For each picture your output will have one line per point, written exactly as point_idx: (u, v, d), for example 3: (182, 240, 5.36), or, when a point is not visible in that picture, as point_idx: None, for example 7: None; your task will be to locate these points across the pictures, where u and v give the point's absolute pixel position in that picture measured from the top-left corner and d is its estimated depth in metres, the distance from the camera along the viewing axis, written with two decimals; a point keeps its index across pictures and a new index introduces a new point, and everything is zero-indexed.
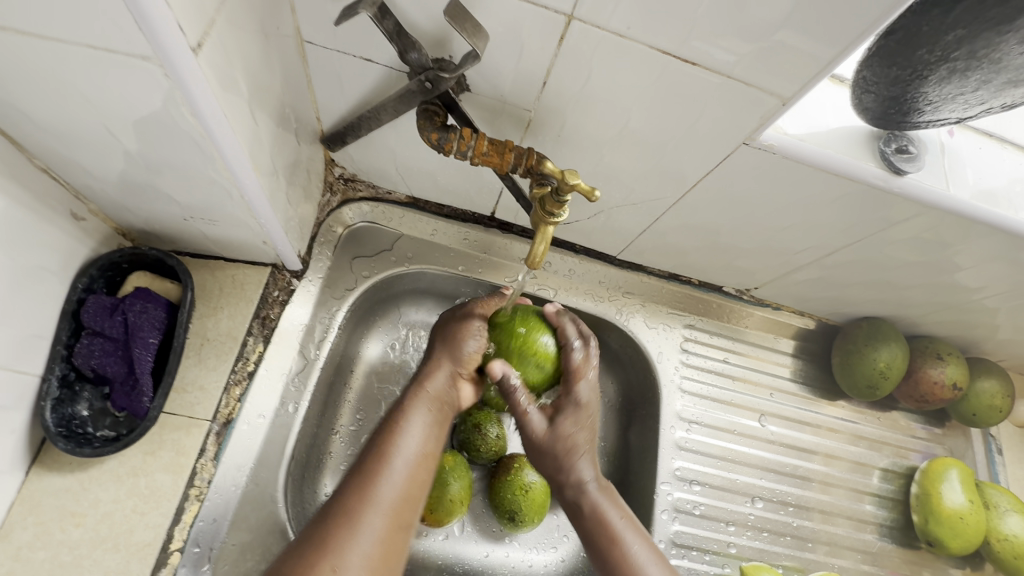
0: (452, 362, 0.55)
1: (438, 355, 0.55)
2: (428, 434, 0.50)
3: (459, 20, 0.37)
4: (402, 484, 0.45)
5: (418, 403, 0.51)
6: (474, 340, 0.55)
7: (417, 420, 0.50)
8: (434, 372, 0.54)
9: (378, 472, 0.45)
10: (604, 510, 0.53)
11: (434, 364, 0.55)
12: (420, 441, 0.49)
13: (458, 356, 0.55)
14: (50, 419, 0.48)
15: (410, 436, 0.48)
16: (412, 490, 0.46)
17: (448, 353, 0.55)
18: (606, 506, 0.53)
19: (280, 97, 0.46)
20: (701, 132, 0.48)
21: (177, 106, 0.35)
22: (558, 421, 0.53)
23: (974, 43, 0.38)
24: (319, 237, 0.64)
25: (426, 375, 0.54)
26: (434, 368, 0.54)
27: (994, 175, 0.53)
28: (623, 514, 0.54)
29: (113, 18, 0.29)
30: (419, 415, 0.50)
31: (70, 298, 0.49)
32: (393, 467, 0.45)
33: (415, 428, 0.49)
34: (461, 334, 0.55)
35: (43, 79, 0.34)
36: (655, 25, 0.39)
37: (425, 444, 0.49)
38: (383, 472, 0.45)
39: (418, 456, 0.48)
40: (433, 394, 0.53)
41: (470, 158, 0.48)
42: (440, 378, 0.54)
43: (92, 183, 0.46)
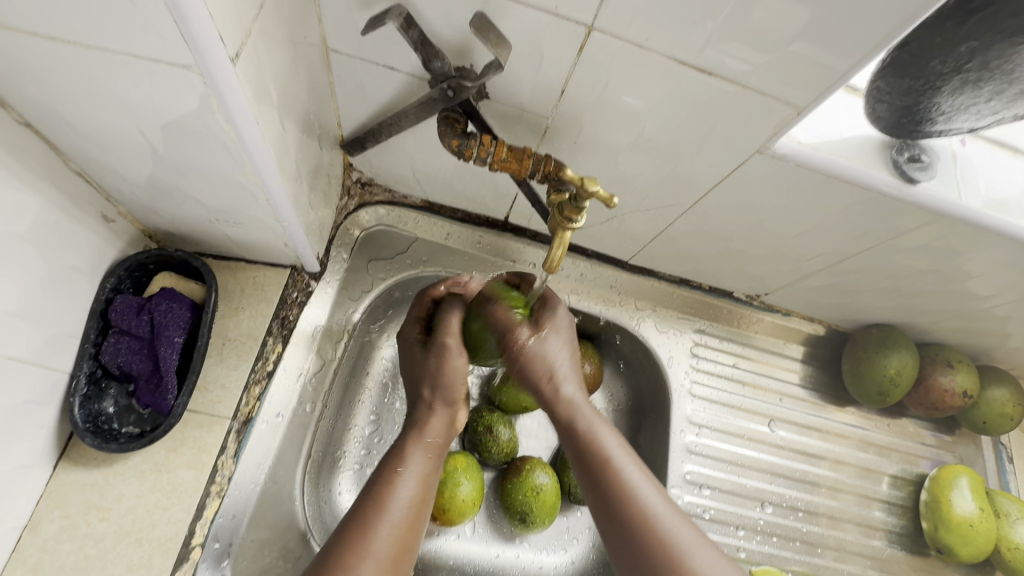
0: (443, 399, 0.55)
1: (428, 397, 0.54)
2: (425, 480, 0.50)
3: (484, 31, 0.39)
4: (397, 533, 0.45)
5: (414, 448, 0.51)
6: (457, 369, 0.55)
7: (414, 466, 0.50)
8: (427, 411, 0.54)
9: (375, 522, 0.45)
10: (596, 433, 0.51)
11: (426, 405, 0.54)
12: (415, 487, 0.49)
13: (445, 391, 0.55)
14: (78, 415, 0.49)
15: (407, 484, 0.48)
16: (407, 536, 0.46)
17: (436, 391, 0.55)
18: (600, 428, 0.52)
19: (305, 103, 0.47)
20: (717, 140, 0.49)
21: (212, 113, 0.36)
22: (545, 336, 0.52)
23: (986, 55, 0.39)
24: (336, 240, 0.65)
25: (420, 417, 0.53)
26: (426, 409, 0.54)
27: (1005, 184, 0.54)
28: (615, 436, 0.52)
29: (156, 29, 0.30)
30: (415, 460, 0.50)
31: (99, 297, 0.51)
32: (388, 517, 0.45)
33: (412, 474, 0.49)
34: (445, 367, 0.54)
35: (83, 86, 0.36)
36: (672, 35, 0.40)
37: (421, 490, 0.49)
38: (380, 522, 0.45)
39: (416, 505, 0.48)
40: (429, 439, 0.52)
41: (489, 164, 0.49)
42: (435, 422, 0.54)
43: (121, 186, 0.48)
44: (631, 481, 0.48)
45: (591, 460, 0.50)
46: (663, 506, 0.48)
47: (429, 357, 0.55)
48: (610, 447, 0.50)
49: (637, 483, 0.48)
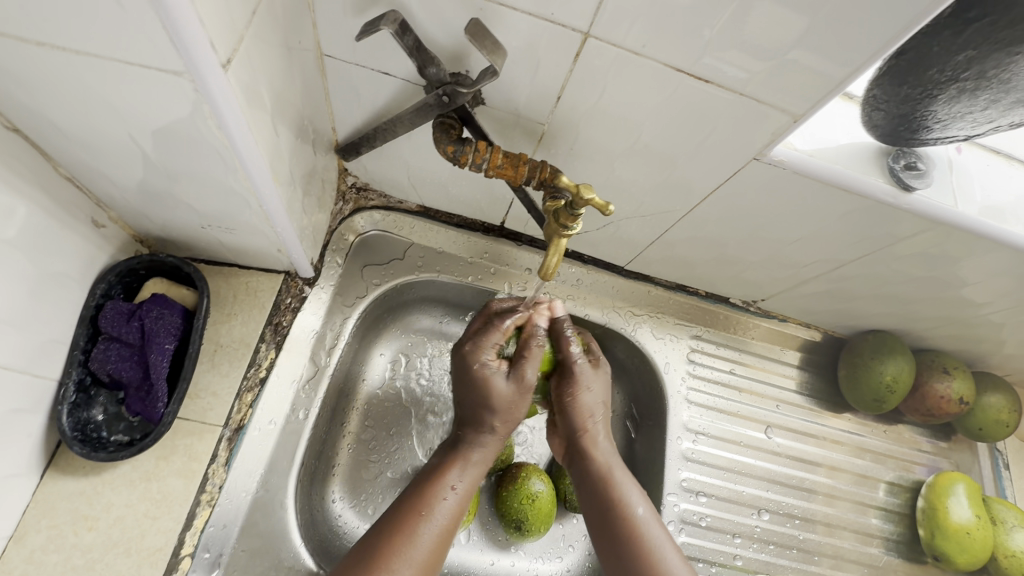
0: (506, 427, 0.53)
1: (493, 421, 0.52)
2: (469, 495, 0.50)
3: (480, 38, 0.39)
4: (437, 539, 0.46)
5: (466, 465, 0.51)
6: (526, 405, 0.53)
7: (462, 481, 0.50)
8: (486, 432, 0.53)
9: (419, 528, 0.45)
10: (621, 495, 0.52)
11: (488, 429, 0.52)
12: (460, 500, 0.49)
13: (511, 423, 0.53)
14: (66, 423, 0.48)
15: (453, 496, 0.48)
16: (444, 545, 0.46)
17: (504, 420, 0.52)
18: (624, 486, 0.53)
19: (299, 108, 0.47)
20: (713, 147, 0.49)
21: (204, 119, 0.35)
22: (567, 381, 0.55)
23: (984, 64, 0.39)
24: (331, 245, 0.65)
25: (476, 434, 0.53)
26: (485, 430, 0.52)
27: (1001, 192, 0.54)
28: (640, 496, 0.53)
29: (146, 33, 0.29)
30: (466, 474, 0.50)
31: (89, 303, 0.50)
32: (432, 523, 0.46)
33: (460, 488, 0.49)
34: (520, 403, 0.52)
35: (71, 91, 0.35)
36: (670, 43, 0.40)
37: (463, 504, 0.49)
38: (424, 528, 0.45)
39: (459, 517, 0.48)
40: (479, 458, 0.52)
41: (484, 171, 0.48)
42: (493, 441, 0.53)
43: (113, 191, 0.47)
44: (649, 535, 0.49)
45: (610, 520, 0.51)
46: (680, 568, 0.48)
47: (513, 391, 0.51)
48: (633, 508, 0.51)
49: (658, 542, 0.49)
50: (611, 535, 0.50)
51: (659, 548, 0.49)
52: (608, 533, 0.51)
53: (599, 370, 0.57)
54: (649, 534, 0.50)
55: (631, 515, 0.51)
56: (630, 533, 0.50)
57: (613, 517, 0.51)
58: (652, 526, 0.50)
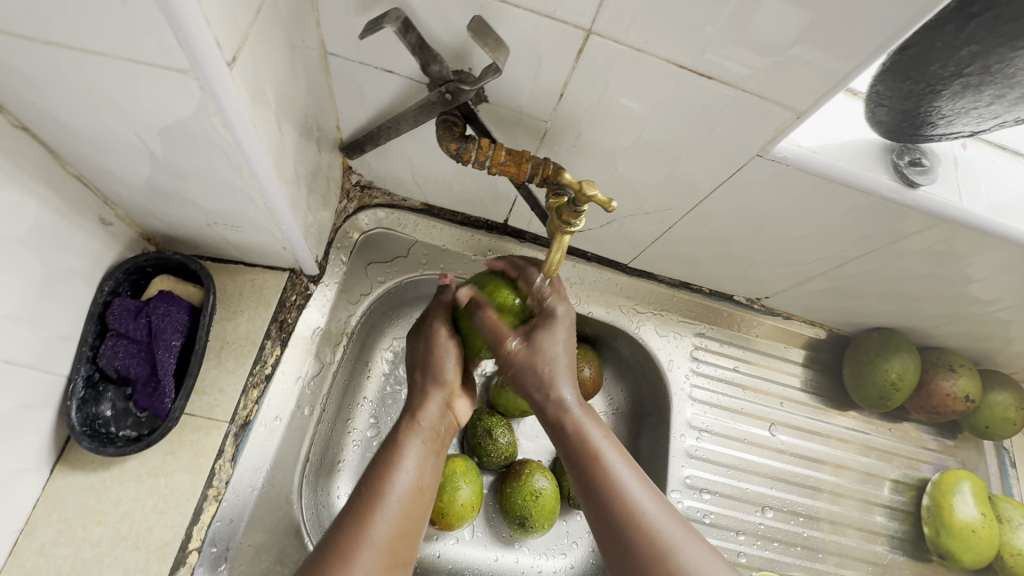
0: (439, 388, 0.56)
1: (421, 382, 0.56)
2: (422, 466, 0.50)
3: (481, 35, 0.39)
4: (396, 520, 0.45)
5: (412, 434, 0.52)
6: (450, 355, 0.56)
7: (411, 452, 0.50)
8: (422, 399, 0.55)
9: (373, 511, 0.45)
10: (590, 440, 0.51)
11: (420, 392, 0.56)
12: (413, 474, 0.49)
13: (439, 377, 0.56)
14: (75, 418, 0.49)
15: (404, 471, 0.48)
16: (408, 520, 0.46)
17: (428, 374, 0.56)
18: (591, 431, 0.51)
19: (303, 106, 0.47)
20: (716, 144, 0.49)
21: (209, 117, 0.36)
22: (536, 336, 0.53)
23: (988, 59, 0.39)
24: (335, 242, 0.65)
25: (414, 403, 0.55)
26: (421, 396, 0.55)
27: (1008, 188, 0.53)
28: (608, 438, 0.51)
29: (152, 32, 0.30)
30: (411, 448, 0.51)
31: (97, 300, 0.51)
32: (386, 505, 0.45)
33: (410, 460, 0.49)
34: (438, 355, 0.56)
35: (78, 90, 0.35)
36: (672, 40, 0.40)
37: (419, 478, 0.49)
38: (379, 511, 0.45)
39: (415, 492, 0.48)
40: (425, 424, 0.53)
41: (487, 168, 0.49)
42: (430, 408, 0.55)
43: (120, 189, 0.48)
44: (618, 476, 0.48)
45: (581, 467, 0.49)
46: (652, 501, 0.47)
47: (420, 341, 0.57)
48: (601, 450, 0.50)
49: (629, 484, 0.48)
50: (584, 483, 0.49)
51: (627, 483, 0.48)
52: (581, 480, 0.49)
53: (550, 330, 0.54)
54: (619, 472, 0.48)
55: (601, 457, 0.49)
56: (598, 474, 0.48)
57: (584, 465, 0.49)
58: (620, 465, 0.49)
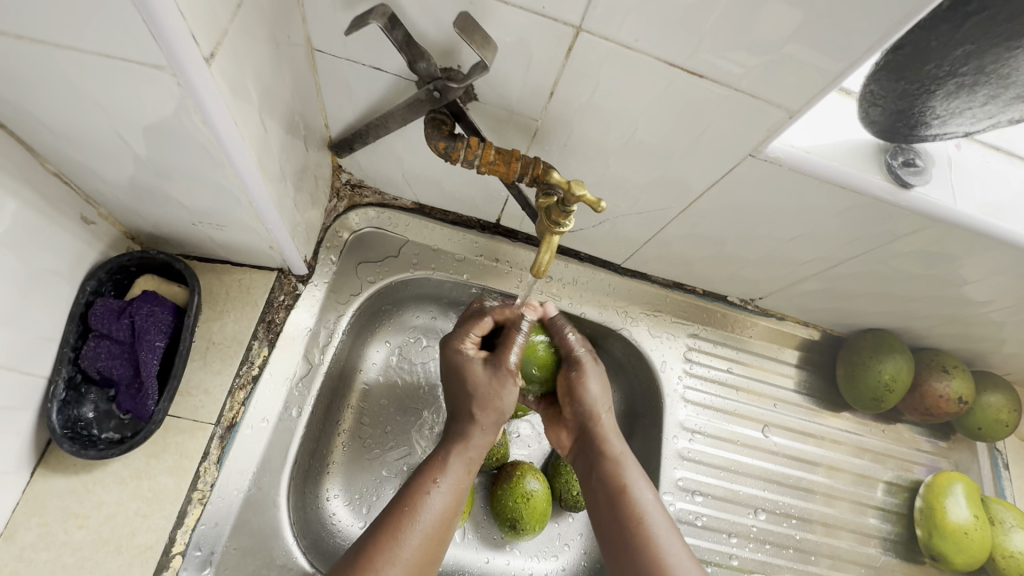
0: (492, 421, 0.53)
1: (477, 412, 0.53)
2: (459, 491, 0.50)
3: (468, 33, 0.38)
4: (429, 539, 0.46)
5: (454, 457, 0.51)
6: (513, 394, 0.53)
7: (450, 478, 0.50)
8: (472, 427, 0.53)
9: (407, 527, 0.45)
10: (627, 479, 0.53)
11: (471, 419, 0.52)
12: (449, 498, 0.49)
13: (494, 413, 0.53)
14: (56, 420, 0.48)
15: (441, 493, 0.48)
16: (436, 542, 0.47)
17: (487, 410, 0.53)
18: (632, 472, 0.54)
19: (289, 104, 0.46)
20: (708, 143, 0.48)
21: (189, 115, 0.35)
22: (593, 378, 0.57)
23: (982, 59, 0.38)
24: (325, 242, 0.64)
25: (462, 430, 0.53)
26: (471, 422, 0.52)
27: (1002, 189, 0.53)
28: (648, 486, 0.54)
29: (126, 27, 0.29)
30: (453, 469, 0.50)
31: (79, 300, 0.50)
32: (420, 525, 0.46)
33: (447, 484, 0.49)
34: (501, 392, 0.52)
35: (56, 87, 0.35)
36: (662, 38, 0.39)
37: (454, 502, 0.49)
38: (414, 527, 0.46)
39: (447, 515, 0.48)
40: (470, 452, 0.52)
41: (476, 167, 0.48)
42: (478, 436, 0.53)
43: (102, 187, 0.47)
44: (653, 527, 0.50)
45: (617, 503, 0.52)
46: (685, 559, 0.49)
47: (491, 381, 0.52)
48: (642, 497, 0.52)
49: (663, 538, 0.50)
50: (624, 528, 0.51)
51: (658, 532, 0.50)
52: (619, 524, 0.51)
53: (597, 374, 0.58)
54: (653, 521, 0.51)
55: (636, 500, 0.52)
56: (633, 521, 0.51)
57: (619, 503, 0.52)
58: (655, 511, 0.52)
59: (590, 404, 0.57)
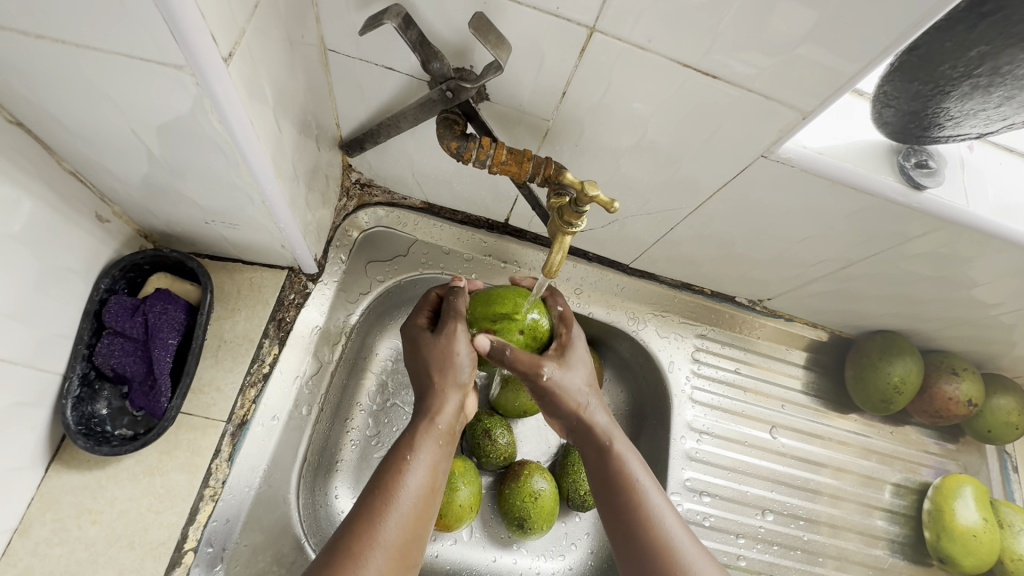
0: (453, 382, 0.52)
1: (437, 382, 0.52)
2: (436, 468, 0.48)
3: (483, 33, 0.38)
4: (407, 523, 0.44)
5: (424, 432, 0.49)
6: (467, 351, 0.53)
7: (424, 454, 0.47)
8: (439, 397, 0.51)
9: (384, 513, 0.43)
10: (624, 460, 0.50)
11: (436, 389, 0.51)
12: (424, 476, 0.47)
13: (454, 374, 0.52)
14: (70, 417, 0.48)
15: (416, 473, 0.46)
16: (419, 521, 0.45)
17: (446, 374, 0.52)
18: (626, 455, 0.51)
19: (302, 103, 0.46)
20: (720, 144, 0.48)
21: (206, 114, 0.35)
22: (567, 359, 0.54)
23: (997, 60, 0.38)
24: (335, 241, 0.65)
25: (429, 402, 0.51)
26: (433, 392, 0.51)
27: (1014, 191, 0.53)
28: (641, 462, 0.51)
29: (147, 27, 0.29)
30: (425, 447, 0.48)
31: (93, 298, 0.50)
32: (397, 508, 0.44)
33: (421, 462, 0.47)
34: (452, 348, 0.52)
35: (73, 85, 0.35)
36: (677, 38, 0.39)
37: (431, 478, 0.47)
38: (390, 512, 0.43)
39: (426, 493, 0.46)
40: (441, 425, 0.50)
41: (488, 167, 0.48)
42: (447, 406, 0.51)
43: (117, 186, 0.47)
44: (651, 505, 0.47)
45: (613, 488, 0.49)
46: (686, 537, 0.46)
47: (438, 340, 0.52)
48: (635, 475, 0.49)
49: (662, 514, 0.47)
50: (619, 507, 0.48)
51: (662, 517, 0.47)
52: (614, 504, 0.49)
53: (576, 352, 0.55)
54: (652, 501, 0.48)
55: (633, 481, 0.49)
56: (631, 500, 0.48)
57: (615, 489, 0.49)
58: (654, 493, 0.49)
59: (569, 400, 0.53)
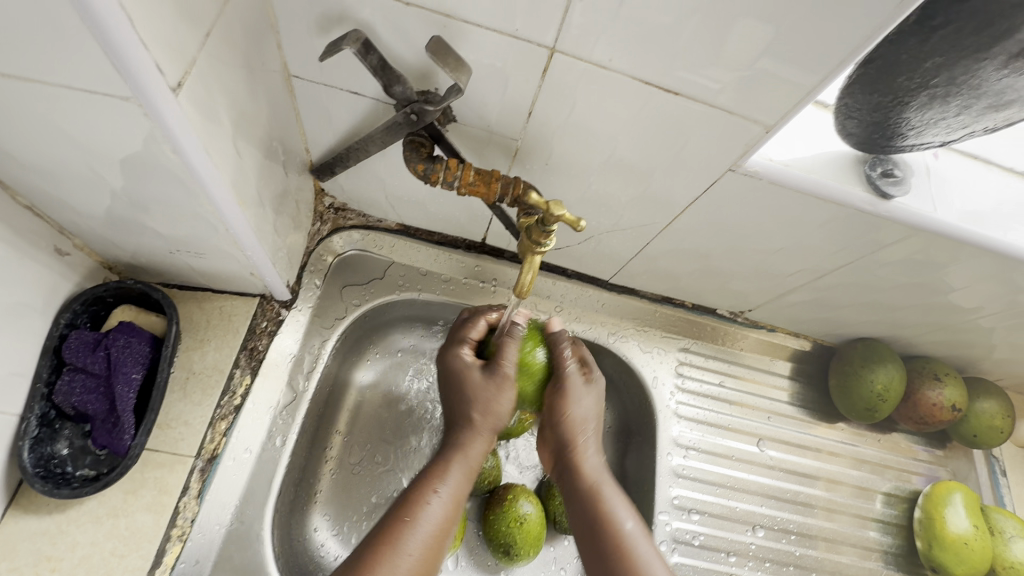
0: (492, 422, 0.51)
1: (477, 420, 0.50)
2: (456, 503, 0.47)
3: (442, 56, 0.38)
4: (422, 556, 0.43)
5: (453, 465, 0.48)
6: (512, 397, 0.51)
7: (449, 486, 0.47)
8: (473, 434, 0.50)
9: (401, 539, 0.43)
10: (612, 512, 0.49)
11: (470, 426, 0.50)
12: (447, 508, 0.46)
13: (496, 417, 0.51)
14: (27, 459, 0.46)
15: (438, 504, 0.46)
16: (435, 553, 0.44)
17: (486, 417, 0.50)
18: (612, 498, 0.50)
19: (266, 129, 0.46)
20: (688, 160, 0.48)
21: (159, 145, 0.35)
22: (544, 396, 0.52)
23: (953, 71, 0.39)
24: (308, 266, 0.64)
25: (464, 438, 0.50)
26: (468, 427, 0.50)
27: (979, 197, 0.53)
28: (629, 512, 0.49)
29: (90, 60, 0.29)
30: (452, 479, 0.48)
31: (52, 334, 0.49)
32: (415, 538, 0.43)
33: (446, 493, 0.47)
34: (499, 395, 0.50)
35: (23, 123, 0.34)
36: (636, 58, 0.40)
37: (452, 515, 0.46)
38: (406, 542, 0.43)
39: (446, 526, 0.45)
40: (469, 462, 0.49)
41: (457, 188, 0.48)
42: (479, 442, 0.50)
43: (76, 219, 0.46)
44: (639, 558, 0.46)
45: (599, 536, 0.48)
46: None
47: (489, 384, 0.50)
48: (622, 522, 0.48)
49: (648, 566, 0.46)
50: (602, 551, 0.47)
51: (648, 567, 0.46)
52: (597, 549, 0.47)
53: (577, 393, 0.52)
54: (638, 554, 0.46)
55: (619, 529, 0.48)
56: (615, 545, 0.47)
57: (600, 532, 0.48)
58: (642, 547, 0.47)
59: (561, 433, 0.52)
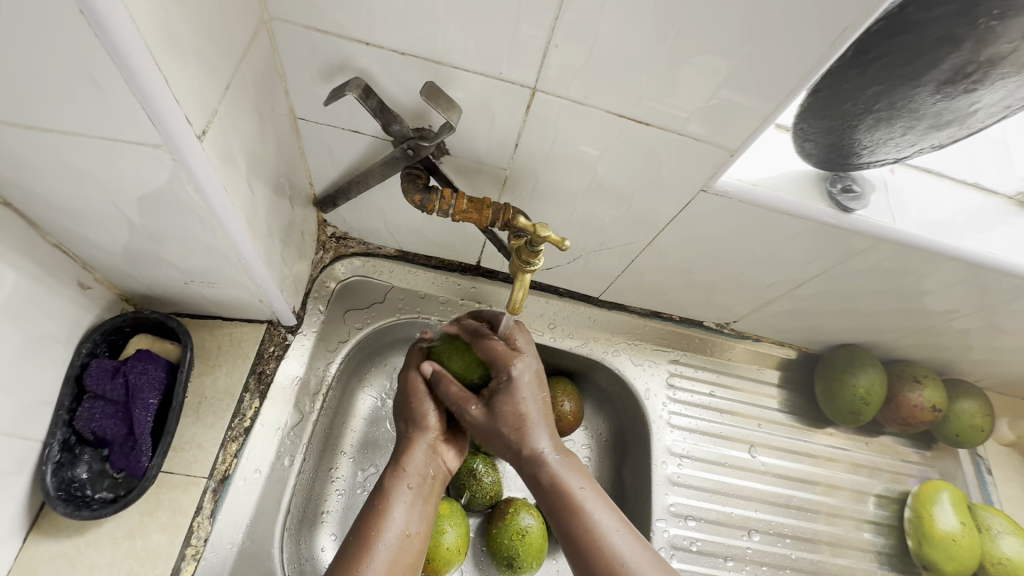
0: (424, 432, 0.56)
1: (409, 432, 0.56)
2: (412, 512, 0.51)
3: (435, 98, 0.42)
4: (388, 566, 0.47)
5: (398, 483, 0.52)
6: (432, 404, 0.56)
7: (399, 501, 0.51)
8: (409, 445, 0.55)
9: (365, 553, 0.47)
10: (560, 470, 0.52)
11: (406, 441, 0.55)
12: (402, 519, 0.50)
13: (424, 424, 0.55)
14: (50, 482, 0.49)
15: (394, 517, 0.50)
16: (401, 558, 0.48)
17: (415, 427, 0.56)
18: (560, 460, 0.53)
19: (275, 167, 0.50)
20: (663, 182, 0.53)
21: (182, 184, 0.38)
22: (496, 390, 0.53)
23: (892, 97, 0.44)
24: (313, 292, 0.67)
25: (399, 450, 0.55)
26: (407, 443, 0.55)
27: (935, 207, 0.58)
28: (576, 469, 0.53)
29: (127, 114, 0.33)
30: (400, 493, 0.52)
31: (74, 362, 0.52)
32: (376, 551, 0.47)
33: (398, 506, 0.51)
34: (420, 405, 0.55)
35: (60, 169, 0.38)
36: (610, 93, 0.44)
37: (409, 524, 0.51)
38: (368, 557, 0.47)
39: (404, 534, 0.50)
40: (412, 470, 0.53)
41: (451, 216, 0.52)
42: (417, 451, 0.55)
43: (99, 254, 0.49)
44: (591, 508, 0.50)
45: (552, 497, 0.52)
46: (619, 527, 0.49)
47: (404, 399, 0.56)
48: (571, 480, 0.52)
49: (598, 511, 0.50)
50: (559, 511, 0.51)
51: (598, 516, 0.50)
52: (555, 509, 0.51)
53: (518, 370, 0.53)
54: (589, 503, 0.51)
55: (569, 486, 0.51)
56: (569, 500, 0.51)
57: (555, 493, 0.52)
58: (590, 496, 0.51)
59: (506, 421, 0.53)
